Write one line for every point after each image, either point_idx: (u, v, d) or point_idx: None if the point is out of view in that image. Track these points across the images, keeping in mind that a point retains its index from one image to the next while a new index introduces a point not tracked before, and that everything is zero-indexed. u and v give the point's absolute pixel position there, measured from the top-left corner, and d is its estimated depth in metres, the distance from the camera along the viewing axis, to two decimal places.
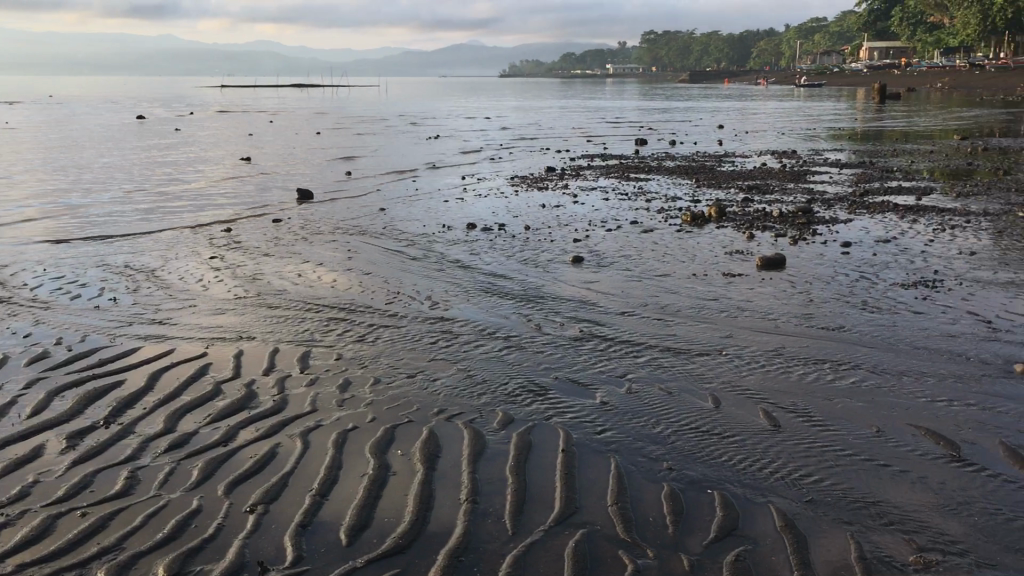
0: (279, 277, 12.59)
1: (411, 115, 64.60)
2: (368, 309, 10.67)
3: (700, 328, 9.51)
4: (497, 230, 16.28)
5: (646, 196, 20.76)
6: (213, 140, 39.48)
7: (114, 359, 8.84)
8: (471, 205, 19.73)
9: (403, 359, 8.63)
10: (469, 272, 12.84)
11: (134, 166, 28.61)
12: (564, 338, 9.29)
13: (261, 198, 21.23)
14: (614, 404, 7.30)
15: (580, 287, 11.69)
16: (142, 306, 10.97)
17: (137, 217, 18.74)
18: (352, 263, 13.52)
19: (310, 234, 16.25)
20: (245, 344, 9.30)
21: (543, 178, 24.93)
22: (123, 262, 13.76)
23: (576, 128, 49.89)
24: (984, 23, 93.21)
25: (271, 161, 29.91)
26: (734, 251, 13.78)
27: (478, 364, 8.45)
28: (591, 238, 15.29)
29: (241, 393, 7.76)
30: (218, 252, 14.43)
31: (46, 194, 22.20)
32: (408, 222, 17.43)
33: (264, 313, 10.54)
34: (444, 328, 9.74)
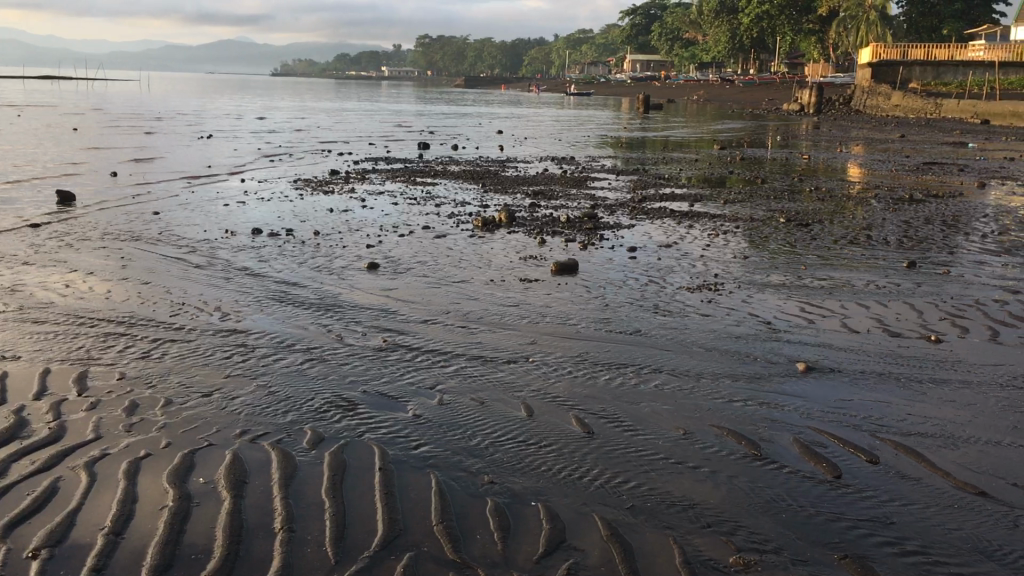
0: (42, 288, 11.43)
1: (178, 114, 61.21)
2: (151, 322, 9.89)
3: (503, 336, 9.51)
4: (284, 236, 15.64)
5: (434, 200, 20.71)
6: None
7: None
8: (253, 209, 18.88)
9: (195, 377, 8.04)
10: (259, 280, 12.23)
11: None
12: (367, 348, 9.00)
13: (14, 200, 19.31)
14: (427, 417, 7.11)
15: (378, 295, 11.40)
16: None
17: None
18: (127, 272, 12.53)
19: (74, 240, 14.92)
20: (9, 365, 8.32)
21: (327, 181, 24.33)
22: None
23: (355, 130, 49.14)
24: (732, 41, 100.75)
25: (19, 159, 27.27)
26: (528, 256, 13.97)
27: (279, 379, 8.01)
28: (384, 243, 15.02)
29: (9, 421, 6.90)
30: None
31: None
32: (186, 226, 16.40)
33: (29, 329, 9.52)
34: (237, 341, 9.18)
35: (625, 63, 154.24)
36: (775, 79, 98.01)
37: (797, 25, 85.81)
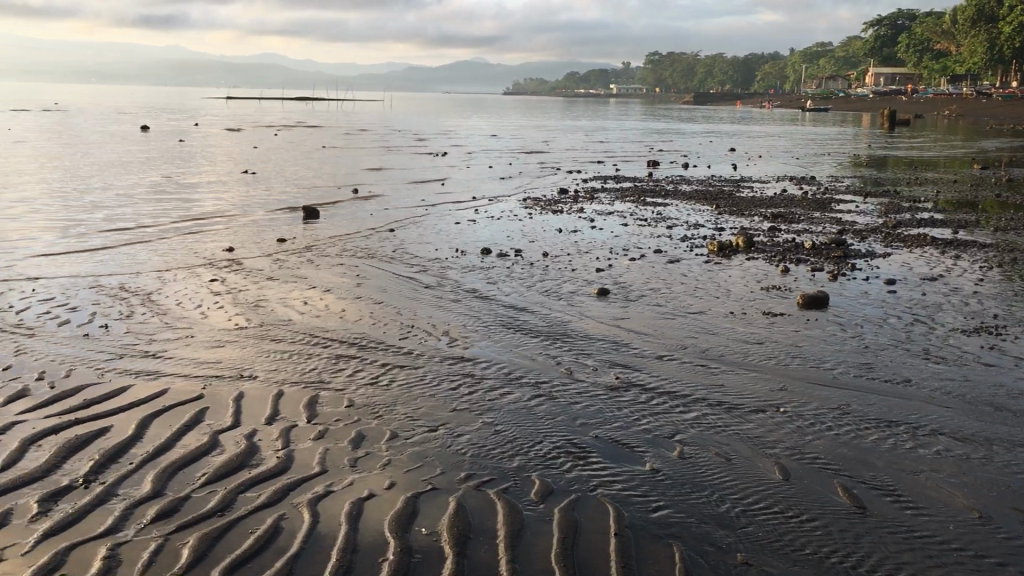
0: (283, 304, 11.69)
1: (415, 132, 63.97)
2: (381, 345, 9.76)
3: (746, 380, 8.59)
4: (513, 256, 15.40)
5: (666, 221, 19.90)
6: (213, 152, 38.80)
7: (99, 397, 7.96)
8: (483, 227, 18.86)
9: (422, 408, 7.71)
10: (489, 303, 11.93)
11: (129, 177, 27.86)
12: (599, 386, 8.36)
13: (263, 215, 20.37)
14: (667, 473, 6.38)
15: (609, 324, 10.78)
16: (135, 335, 10.12)
17: (132, 230, 17.95)
18: (361, 290, 12.63)
19: (315, 256, 15.36)
20: (246, 384, 8.37)
21: (557, 199, 24.11)
22: (117, 283, 12.93)
23: (585, 147, 49.18)
24: (990, 52, 92.85)
25: (273, 175, 29.10)
26: (771, 287, 12.88)
27: (507, 416, 7.53)
28: (614, 267, 14.39)
29: (241, 447, 6.82)
30: (218, 274, 13.62)
31: (39, 204, 21.43)
32: (420, 244, 16.58)
33: (267, 347, 9.64)
34: (465, 370, 8.83)
35: (866, 76, 146.40)
36: None
37: None
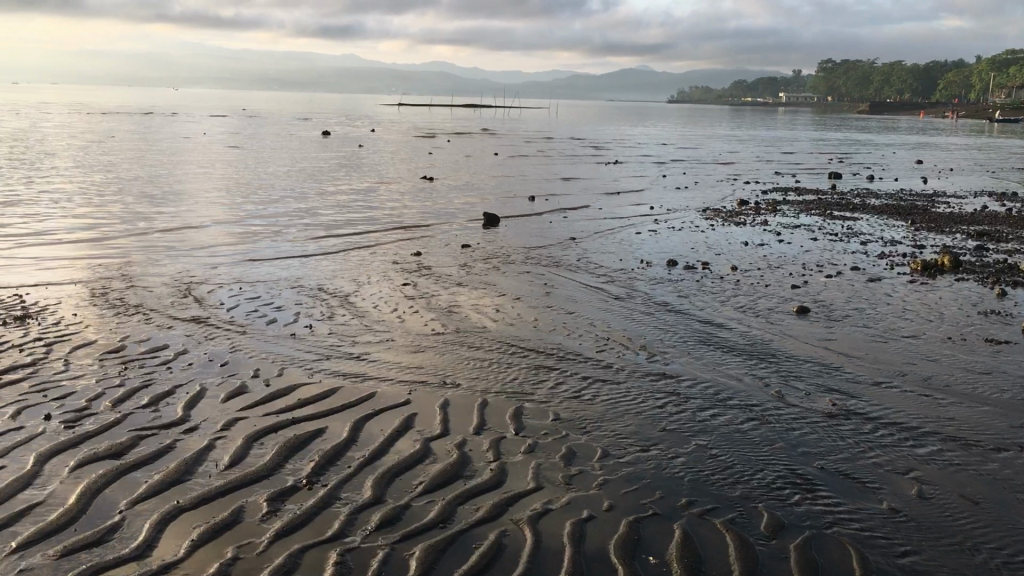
0: (475, 311, 11.72)
1: (584, 141, 64.07)
2: (579, 358, 9.59)
3: (979, 414, 7.91)
4: (701, 269, 14.98)
5: (859, 237, 18.92)
6: (392, 158, 40.01)
7: (311, 398, 8.14)
8: (665, 238, 18.48)
9: (629, 427, 7.49)
10: (682, 317, 11.59)
11: (316, 182, 29.02)
12: (815, 412, 7.88)
13: (446, 221, 20.69)
14: (907, 513, 5.90)
15: (815, 345, 10.23)
16: (338, 336, 10.39)
17: (324, 233, 18.59)
18: (551, 299, 12.53)
19: (500, 263, 15.43)
20: (450, 392, 8.38)
21: (738, 211, 23.39)
22: (315, 283, 13.38)
23: (761, 158, 47.68)
24: None
25: (450, 182, 29.66)
26: (989, 312, 11.93)
27: (721, 440, 7.19)
28: (810, 285, 13.73)
29: (454, 457, 6.80)
30: (409, 278, 13.87)
31: (237, 206, 22.63)
32: (603, 254, 16.38)
33: (466, 354, 9.65)
34: (668, 388, 8.53)
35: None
36: None
37: None
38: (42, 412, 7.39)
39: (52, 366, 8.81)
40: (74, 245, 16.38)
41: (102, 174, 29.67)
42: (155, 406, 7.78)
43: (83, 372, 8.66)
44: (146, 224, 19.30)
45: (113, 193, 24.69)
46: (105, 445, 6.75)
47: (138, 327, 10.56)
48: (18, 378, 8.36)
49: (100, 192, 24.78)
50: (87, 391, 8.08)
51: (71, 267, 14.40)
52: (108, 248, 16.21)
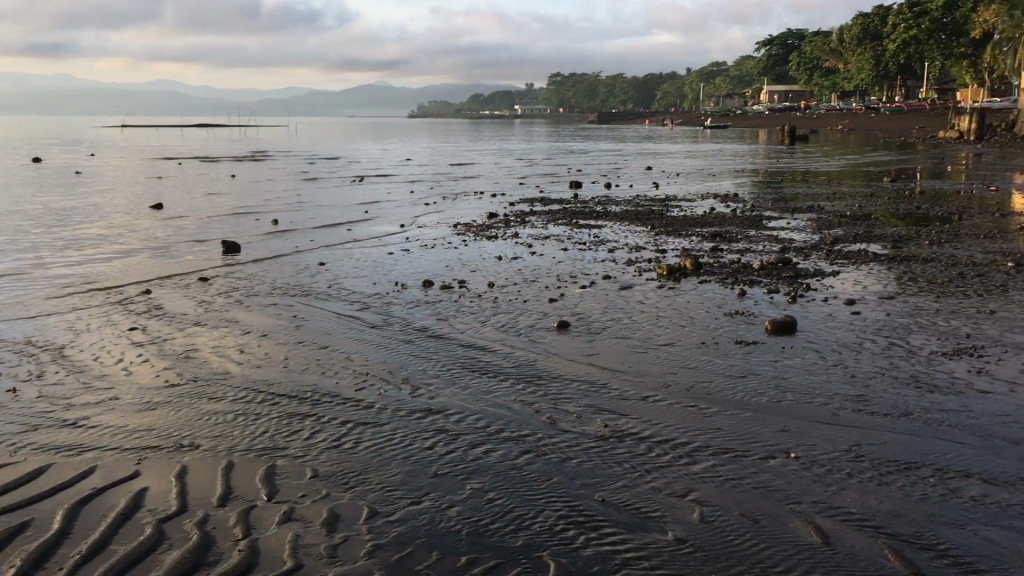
0: (216, 354, 10.58)
1: (326, 159, 62.65)
2: (336, 399, 8.79)
3: (742, 421, 7.91)
4: (457, 288, 14.59)
5: (605, 245, 19.36)
6: (118, 186, 36.97)
7: (13, 482, 6.78)
8: (418, 257, 17.98)
9: (397, 477, 6.81)
10: (443, 343, 11.08)
11: (28, 217, 26.04)
12: (587, 436, 7.58)
13: (180, 252, 19.05)
14: (689, 541, 5.65)
15: (579, 362, 10.04)
16: (49, 398, 8.93)
17: (35, 278, 16.41)
18: (301, 334, 11.58)
19: (243, 295, 14.25)
20: (189, 456, 7.31)
21: (488, 225, 23.38)
22: (23, 336, 11.63)
23: (505, 169, 48.68)
24: (877, 68, 97.38)
25: (185, 209, 27.68)
26: (734, 312, 12.34)
27: (497, 480, 6.68)
28: (566, 297, 13.72)
29: (195, 539, 5.80)
30: (138, 320, 12.42)
31: None
32: (354, 278, 15.61)
33: (206, 407, 8.55)
34: (436, 426, 7.94)
35: (763, 96, 150.49)
36: (924, 107, 93.85)
37: (948, 52, 79.47)
38: None
39: None
40: None
41: None
42: None
43: None
44: None
45: None
46: None
47: None
48: None
49: None
50: None
51: None
52: None
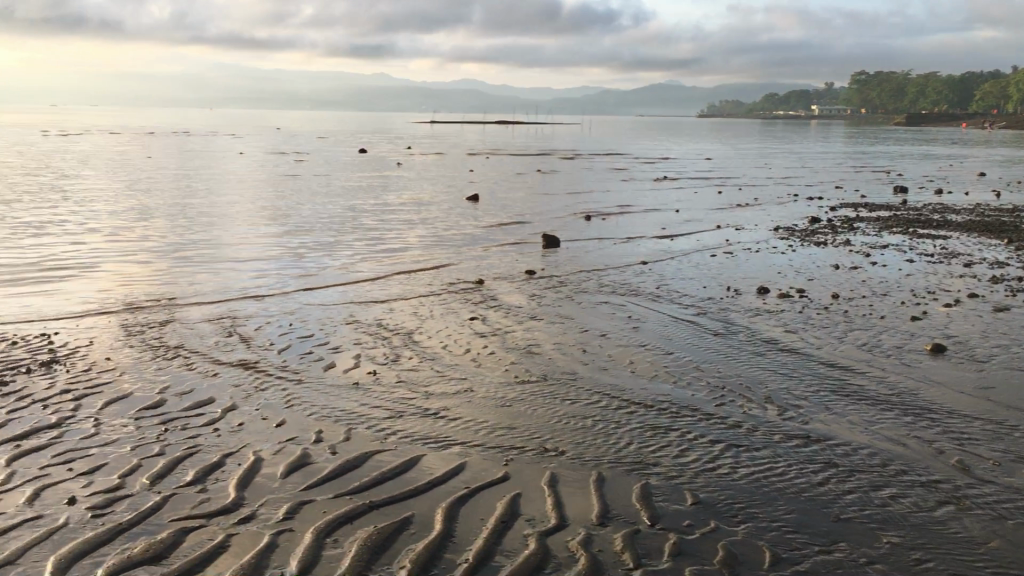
0: (560, 352, 10.24)
1: (624, 156, 62.61)
2: (698, 414, 8.06)
3: None
4: (798, 298, 13.41)
5: (959, 258, 17.23)
6: (436, 177, 38.90)
7: (389, 473, 6.76)
8: (746, 261, 16.93)
9: (792, 515, 5.96)
10: (801, 358, 10.02)
11: (361, 201, 27.81)
12: (1020, 493, 6.28)
13: (503, 243, 19.27)
14: None
15: (974, 397, 8.61)
16: (407, 385, 8.96)
17: (376, 256, 17.17)
18: (643, 337, 10.99)
19: (573, 291, 13.96)
20: (557, 464, 6.91)
21: (813, 230, 21.78)
22: (373, 316, 11.95)
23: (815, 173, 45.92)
24: None
25: (499, 202, 28.36)
26: None
27: (920, 536, 5.63)
28: (931, 316, 12.12)
29: (585, 559, 5.32)
30: (478, 310, 12.43)
31: (281, 225, 21.37)
32: (684, 280, 14.87)
33: (563, 411, 8.16)
34: (822, 458, 6.97)
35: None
36: None
37: None
38: (76, 500, 6.14)
39: (81, 430, 7.48)
40: (106, 269, 14.96)
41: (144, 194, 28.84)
42: (204, 486, 6.44)
43: (119, 435, 7.39)
44: (187, 244, 18.10)
45: (150, 212, 23.61)
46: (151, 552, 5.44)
47: (178, 372, 9.27)
48: (41, 446, 7.11)
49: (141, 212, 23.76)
50: (120, 465, 6.77)
51: (107, 292, 13.13)
52: (143, 270, 14.77)
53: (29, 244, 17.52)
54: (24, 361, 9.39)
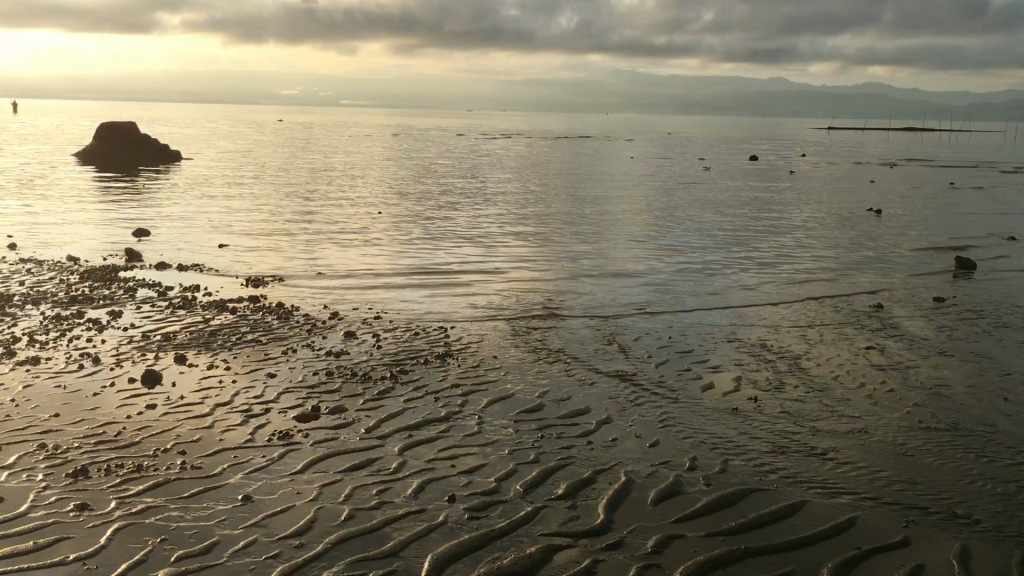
0: (975, 397, 8.90)
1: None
2: None
3: None
4: None
5: None
6: (834, 188, 36.73)
7: (768, 516, 6.20)
8: None
9: None
10: None
11: (751, 212, 26.94)
12: None
13: (907, 265, 17.51)
14: None
15: None
16: (791, 416, 8.26)
17: (763, 271, 16.41)
18: None
19: (992, 325, 12.20)
20: (969, 538, 5.91)
21: None
22: (757, 335, 11.31)
23: None
24: None
25: (904, 218, 26.00)
26: None
27: None
28: None
29: None
30: (874, 338, 11.28)
31: (669, 233, 21.28)
32: None
33: (978, 471, 7.01)
34: None
35: None
36: None
37: None
38: (456, 497, 6.33)
39: (467, 426, 7.79)
40: (501, 270, 15.74)
41: (543, 197, 30.38)
42: (574, 501, 6.34)
43: (500, 435, 7.57)
44: (578, 248, 18.63)
45: (547, 215, 24.76)
46: (521, 565, 5.42)
47: (559, 375, 9.40)
48: (430, 437, 7.48)
49: (538, 214, 24.98)
50: (497, 466, 6.91)
51: (502, 291, 13.83)
52: (535, 274, 15.37)
53: (438, 244, 18.98)
54: (422, 353, 10.04)
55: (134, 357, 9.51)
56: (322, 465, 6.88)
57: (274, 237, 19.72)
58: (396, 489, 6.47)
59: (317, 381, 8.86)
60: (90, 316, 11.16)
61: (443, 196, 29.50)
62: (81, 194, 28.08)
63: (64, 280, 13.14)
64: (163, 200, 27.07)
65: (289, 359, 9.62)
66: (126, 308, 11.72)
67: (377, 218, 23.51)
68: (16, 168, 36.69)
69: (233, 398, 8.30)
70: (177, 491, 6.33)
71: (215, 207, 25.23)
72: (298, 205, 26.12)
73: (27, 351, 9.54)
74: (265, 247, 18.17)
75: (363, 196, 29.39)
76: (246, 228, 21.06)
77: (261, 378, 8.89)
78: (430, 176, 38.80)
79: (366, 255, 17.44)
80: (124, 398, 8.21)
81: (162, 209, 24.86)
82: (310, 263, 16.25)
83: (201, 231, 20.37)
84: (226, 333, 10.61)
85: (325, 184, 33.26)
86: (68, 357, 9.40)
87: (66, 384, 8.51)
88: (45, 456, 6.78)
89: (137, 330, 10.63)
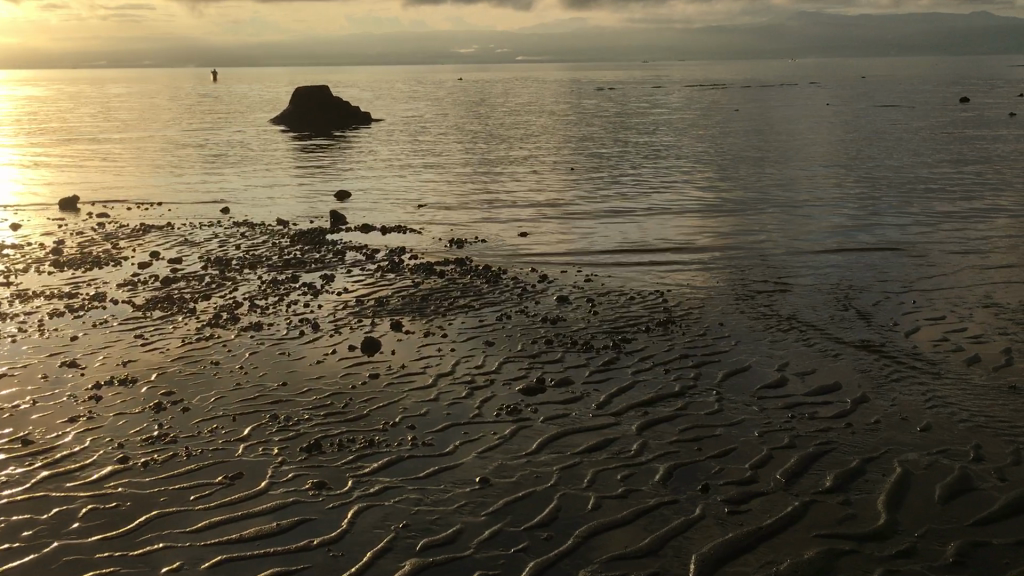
0: None
1: None
2: None
3: None
4: None
5: None
6: None
7: None
8: None
9: None
10: None
11: (975, 163, 24.59)
12: None
13: None
14: None
15: None
16: None
17: (1004, 228, 14.76)
18: None
19: None
20: None
21: None
22: (1015, 300, 10.01)
23: None
24: None
25: None
26: None
27: None
28: None
29: None
30: None
31: (884, 189, 19.66)
32: None
33: None
34: None
35: None
36: None
37: None
38: (711, 487, 5.71)
39: (705, 402, 7.14)
40: (709, 231, 14.88)
41: (739, 152, 28.94)
42: (846, 495, 5.59)
43: (745, 415, 6.88)
44: (787, 207, 17.44)
45: (746, 172, 23.50)
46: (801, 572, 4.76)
47: (796, 345, 8.57)
48: (669, 415, 6.89)
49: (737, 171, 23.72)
50: (748, 451, 6.24)
51: (714, 253, 13.00)
52: (747, 234, 14.43)
53: (637, 204, 18.26)
54: (643, 320, 9.43)
55: (351, 324, 9.39)
56: (559, 444, 6.42)
57: (469, 199, 19.55)
58: (643, 475, 5.92)
59: (538, 350, 8.43)
60: (304, 280, 11.21)
61: (633, 155, 28.61)
62: (283, 160, 28.99)
63: (278, 244, 13.36)
64: (359, 164, 27.58)
65: (503, 325, 9.24)
66: (339, 272, 11.74)
67: (570, 178, 22.98)
68: (219, 135, 38.59)
69: (454, 367, 7.98)
70: (411, 472, 6.01)
71: (409, 171, 25.43)
72: (489, 167, 25.96)
73: (251, 317, 9.60)
74: (462, 210, 17.99)
75: (553, 156, 28.93)
76: (442, 191, 21.03)
77: (479, 347, 8.54)
78: (617, 133, 37.86)
79: (565, 215, 16.96)
80: (348, 367, 8.05)
81: (360, 173, 25.26)
82: (509, 225, 15.92)
83: (398, 195, 20.47)
84: (438, 298, 10.37)
85: (513, 145, 33.04)
86: (289, 323, 9.39)
87: (291, 352, 8.45)
88: (281, 429, 6.66)
89: (351, 295, 10.56)
